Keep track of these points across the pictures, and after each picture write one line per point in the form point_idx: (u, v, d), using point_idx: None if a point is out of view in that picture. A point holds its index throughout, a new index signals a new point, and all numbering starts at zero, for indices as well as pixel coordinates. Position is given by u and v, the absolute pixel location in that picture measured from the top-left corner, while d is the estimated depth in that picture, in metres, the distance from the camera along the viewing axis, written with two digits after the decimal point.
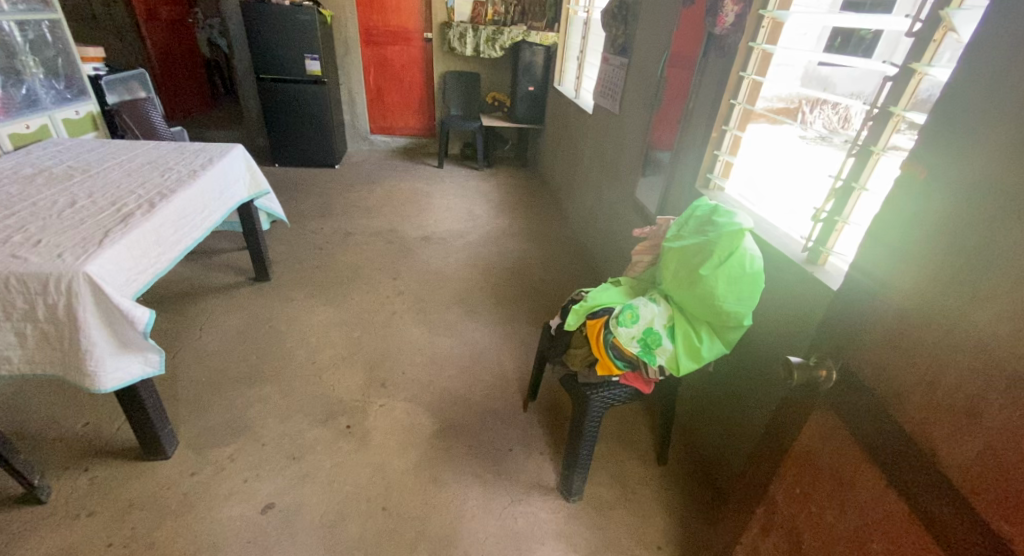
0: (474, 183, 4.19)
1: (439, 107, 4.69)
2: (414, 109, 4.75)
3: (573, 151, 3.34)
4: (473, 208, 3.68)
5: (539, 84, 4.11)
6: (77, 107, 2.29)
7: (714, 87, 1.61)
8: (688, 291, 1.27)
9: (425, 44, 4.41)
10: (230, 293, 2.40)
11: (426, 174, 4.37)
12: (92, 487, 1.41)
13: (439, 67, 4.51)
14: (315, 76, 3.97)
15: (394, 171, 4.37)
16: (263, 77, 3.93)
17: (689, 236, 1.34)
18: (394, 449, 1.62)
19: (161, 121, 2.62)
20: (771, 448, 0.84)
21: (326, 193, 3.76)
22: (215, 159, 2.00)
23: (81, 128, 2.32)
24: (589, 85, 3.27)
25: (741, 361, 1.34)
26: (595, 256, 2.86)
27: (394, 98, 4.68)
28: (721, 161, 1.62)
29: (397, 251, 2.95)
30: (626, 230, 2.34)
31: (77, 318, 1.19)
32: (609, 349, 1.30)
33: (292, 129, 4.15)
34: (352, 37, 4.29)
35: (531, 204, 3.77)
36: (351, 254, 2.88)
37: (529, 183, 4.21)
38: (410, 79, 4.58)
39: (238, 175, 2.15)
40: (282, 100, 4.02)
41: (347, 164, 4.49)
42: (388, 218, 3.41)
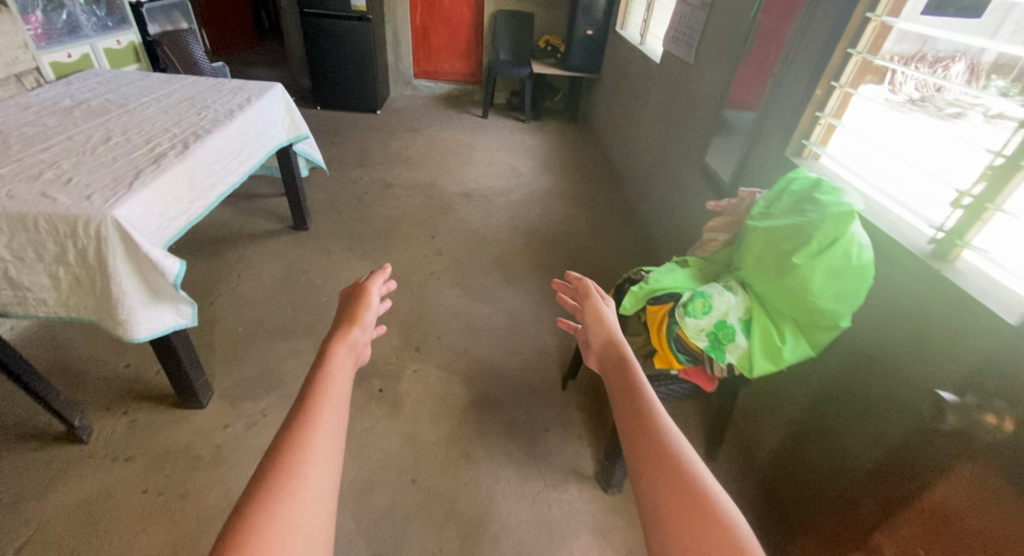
0: (519, 137, 3.97)
1: (488, 51, 4.40)
2: (461, 52, 4.48)
3: (633, 105, 3.05)
4: (517, 165, 3.48)
5: (598, 28, 3.75)
6: (118, 36, 2.18)
7: (825, 33, 1.34)
8: (773, 281, 1.10)
9: None
10: (268, 241, 2.37)
11: (470, 124, 4.16)
12: (131, 430, 1.41)
13: (490, 6, 4.19)
14: (360, 12, 3.75)
15: (437, 120, 4.18)
16: (307, 11, 3.74)
17: (781, 216, 1.14)
18: (427, 418, 1.56)
19: (201, 56, 2.58)
20: (913, 484, 0.83)
21: (368, 140, 3.64)
22: (252, 98, 1.89)
23: (124, 59, 2.24)
24: (657, 30, 2.94)
25: (827, 364, 1.17)
26: (649, 225, 2.65)
27: (441, 39, 4.41)
28: (822, 125, 1.39)
29: (436, 206, 2.84)
30: (691, 199, 2.12)
31: (108, 266, 1.13)
32: (672, 341, 1.14)
33: (334, 70, 3.99)
34: None
35: (579, 162, 3.54)
36: (391, 207, 2.78)
37: (579, 139, 3.94)
38: (459, 18, 4.29)
39: (277, 116, 2.04)
40: (325, 37, 3.84)
41: (389, 110, 4.33)
42: (428, 172, 3.28)
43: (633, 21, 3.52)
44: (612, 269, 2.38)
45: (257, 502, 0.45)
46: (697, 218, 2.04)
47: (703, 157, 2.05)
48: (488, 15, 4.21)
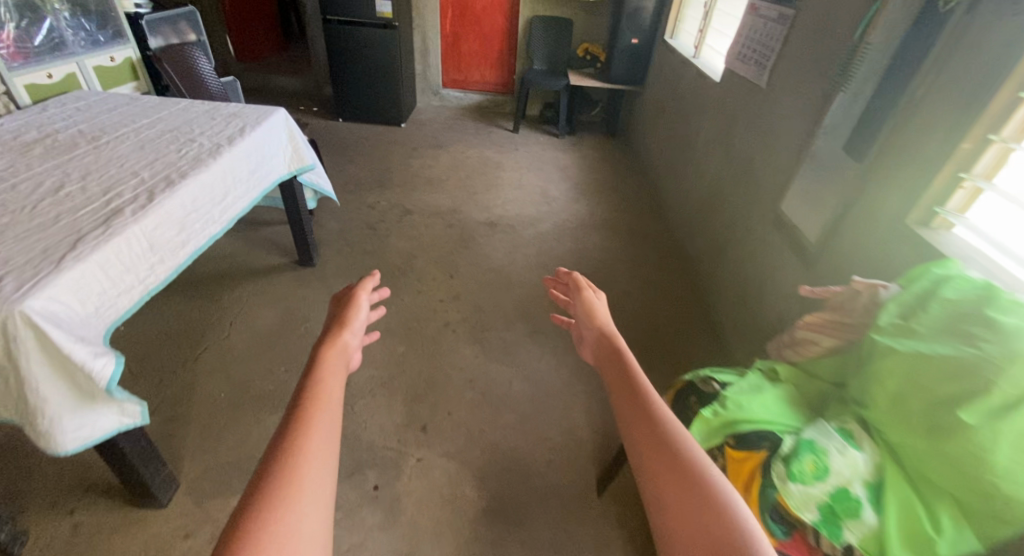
0: (552, 154, 3.66)
1: (521, 60, 4.10)
2: (493, 60, 4.19)
3: (684, 127, 2.68)
4: (548, 189, 3.17)
5: (644, 36, 3.39)
6: (112, 51, 1.98)
7: (982, 67, 0.98)
8: (926, 438, 0.74)
9: None
10: (269, 280, 2.14)
11: (499, 140, 3.88)
12: (73, 539, 1.17)
13: (526, 11, 3.87)
14: (386, 19, 3.51)
15: (464, 135, 3.92)
16: (329, 18, 3.52)
17: (932, 336, 0.79)
18: (428, 531, 1.27)
19: (208, 70, 2.36)
20: None
21: (388, 159, 3.41)
22: (246, 128, 1.64)
23: (120, 77, 2.04)
24: (715, 41, 2.57)
25: None
26: (699, 268, 2.30)
27: (472, 47, 4.13)
28: (966, 187, 1.04)
29: (457, 239, 2.57)
30: (760, 251, 1.76)
31: (20, 371, 0.86)
32: (765, 508, 0.78)
33: (357, 81, 3.78)
34: None
35: (617, 186, 3.21)
36: (408, 240, 2.53)
37: (617, 158, 3.60)
38: (491, 25, 4.00)
39: (277, 146, 1.79)
40: (348, 46, 3.62)
41: (413, 122, 4.09)
42: (450, 197, 3.01)
43: (685, 29, 3.15)
44: (655, 324, 2.05)
45: (251, 511, 0.36)
46: (768, 275, 1.68)
47: (776, 203, 1.69)
48: (523, 21, 3.89)
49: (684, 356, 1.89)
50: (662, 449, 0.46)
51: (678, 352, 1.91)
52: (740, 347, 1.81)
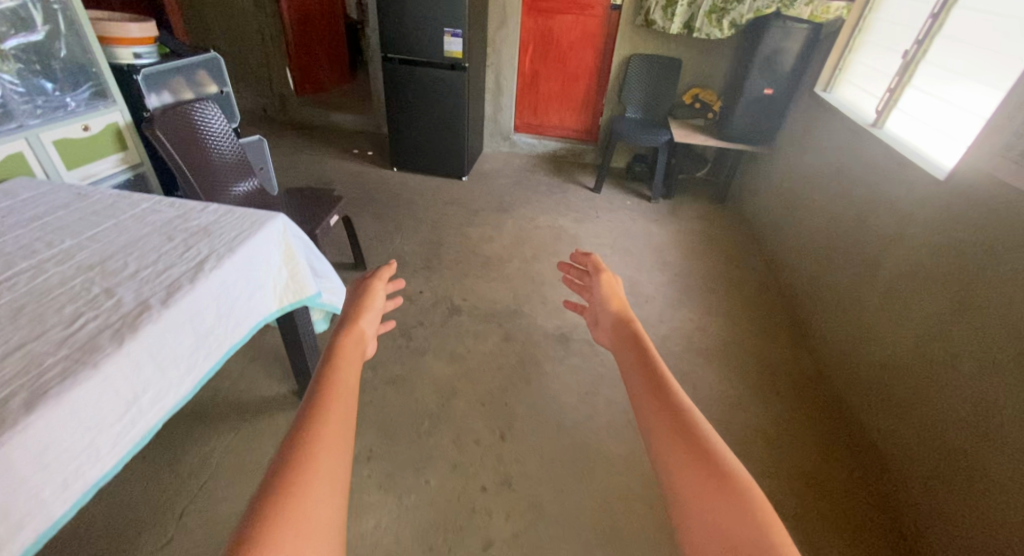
0: (643, 227, 2.92)
1: (611, 104, 3.40)
2: (576, 103, 3.52)
3: (858, 226, 1.86)
4: (639, 281, 2.43)
5: (784, 85, 2.58)
6: (88, 119, 1.52)
7: None
8: None
9: (610, 12, 3.10)
10: (256, 427, 1.56)
11: (577, 202, 3.19)
12: None
13: (623, 49, 3.17)
14: (454, 59, 2.94)
15: (535, 194, 3.27)
16: (391, 57, 3.01)
17: None
18: None
19: (213, 133, 1.88)
20: None
21: (441, 226, 2.82)
22: (208, 264, 1.06)
23: (98, 149, 1.58)
24: (921, 107, 1.74)
25: None
26: (835, 372, 1.84)
27: (552, 88, 3.49)
28: None
29: (517, 364, 1.90)
30: (927, 349, 1.43)
31: None
32: None
33: (416, 127, 3.24)
34: (511, 4, 3.14)
35: (733, 283, 2.41)
36: (451, 361, 1.89)
37: (730, 237, 2.78)
38: (579, 64, 3.33)
39: (260, 276, 1.20)
40: (409, 88, 3.09)
41: (477, 173, 3.50)
42: (511, 287, 2.34)
43: (849, 79, 2.30)
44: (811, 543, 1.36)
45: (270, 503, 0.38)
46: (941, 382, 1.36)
47: (951, 299, 1.38)
48: (618, 59, 3.19)
49: (823, 486, 1.49)
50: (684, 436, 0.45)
51: (805, 460, 1.58)
52: (894, 454, 1.49)
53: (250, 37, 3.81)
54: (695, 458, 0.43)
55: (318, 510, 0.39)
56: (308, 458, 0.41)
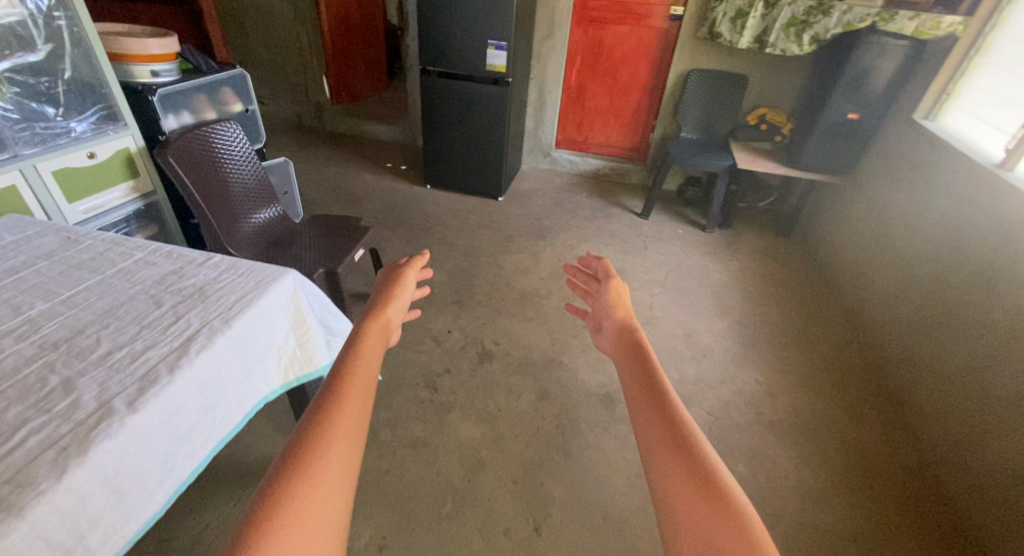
0: (698, 262, 2.62)
1: (663, 123, 3.12)
2: (624, 120, 3.25)
3: (987, 293, 1.54)
4: (694, 329, 2.14)
5: (872, 109, 2.25)
6: (94, 145, 1.38)
7: None
8: None
9: (669, 23, 2.83)
10: None
11: (623, 230, 2.92)
12: None
13: (681, 63, 2.88)
14: (497, 73, 2.73)
15: (577, 218, 3.02)
16: (429, 69, 2.82)
17: None
18: None
19: (232, 156, 1.72)
20: None
21: (473, 254, 2.61)
22: (198, 345, 0.87)
23: (106, 177, 1.44)
24: None
25: None
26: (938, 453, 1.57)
27: (599, 103, 3.23)
28: None
29: (555, 430, 1.66)
30: (999, 387, 1.40)
31: None
32: None
33: (452, 144, 3.04)
34: (560, 13, 2.91)
35: (806, 337, 2.10)
36: (480, 422, 1.67)
37: (799, 279, 2.46)
38: (631, 78, 3.07)
39: (262, 349, 1.00)
40: (446, 103, 2.90)
41: (514, 193, 3.27)
42: (549, 330, 2.11)
43: (966, 108, 1.94)
44: None
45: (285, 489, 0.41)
46: (994, 391, 1.42)
47: None
48: (675, 74, 2.91)
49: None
50: (670, 435, 0.50)
51: (862, 473, 1.56)
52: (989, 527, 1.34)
53: (288, 45, 3.71)
54: (682, 463, 0.48)
55: (334, 477, 0.43)
56: (328, 432, 0.45)
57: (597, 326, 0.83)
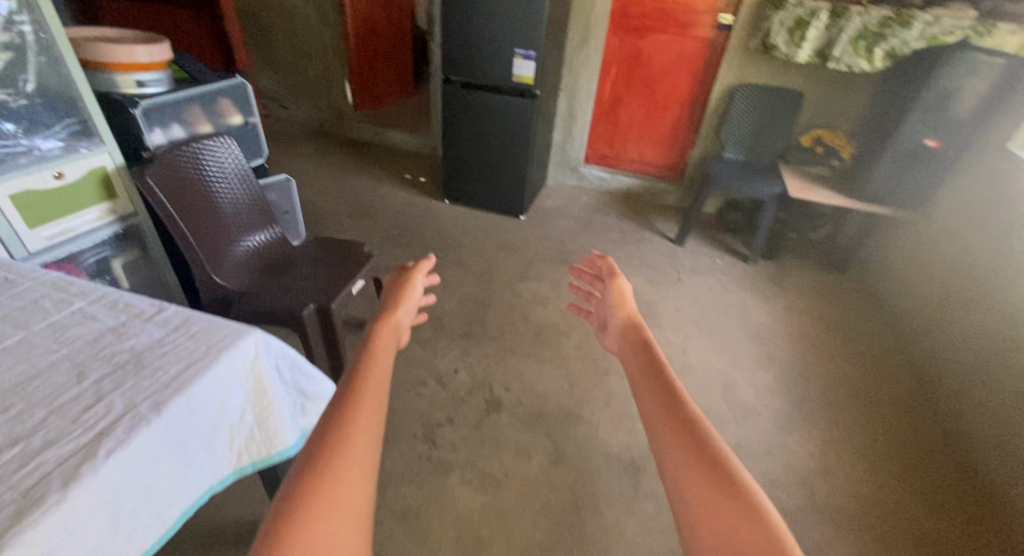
0: (739, 299, 2.34)
1: (704, 141, 2.85)
2: (660, 136, 3.00)
3: None
4: (735, 382, 1.88)
5: (956, 136, 1.94)
6: (61, 165, 1.22)
7: None
8: None
9: (716, 32, 2.57)
10: None
11: (655, 257, 2.65)
12: None
13: (728, 77, 2.61)
14: (524, 84, 2.52)
15: (604, 242, 2.77)
16: (452, 78, 2.63)
17: None
18: None
19: (220, 174, 1.55)
20: None
21: (489, 280, 2.40)
22: (112, 445, 0.67)
23: (77, 199, 1.29)
24: None
25: None
26: None
27: (634, 117, 2.98)
28: None
29: (568, 503, 1.43)
30: None
31: None
32: None
33: (474, 157, 2.85)
34: (596, 20, 2.68)
35: (866, 400, 1.81)
36: (483, 489, 1.45)
37: (856, 326, 2.16)
38: (670, 91, 2.82)
39: (206, 435, 0.81)
40: (469, 114, 2.70)
41: (537, 211, 3.05)
42: (566, 375, 1.88)
43: None
44: None
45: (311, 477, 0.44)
46: None
47: None
48: (721, 87, 2.64)
49: None
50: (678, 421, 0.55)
51: None
52: None
53: (311, 48, 3.59)
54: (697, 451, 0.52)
55: (358, 463, 0.47)
56: (349, 427, 0.49)
57: (602, 324, 0.94)
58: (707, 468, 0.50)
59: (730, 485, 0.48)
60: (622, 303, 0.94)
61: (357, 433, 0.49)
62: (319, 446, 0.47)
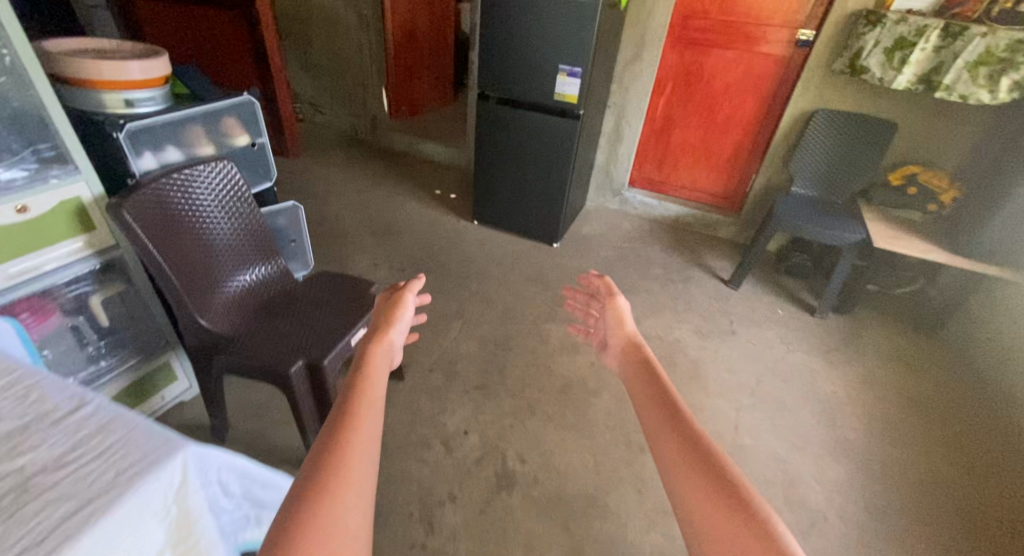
0: (800, 362, 2.00)
1: (768, 171, 2.51)
2: (716, 163, 2.68)
3: None
4: (798, 476, 1.55)
5: None
6: (24, 198, 1.08)
7: None
8: None
9: (794, 50, 2.23)
10: None
11: (702, 301, 2.33)
12: None
13: (803, 101, 2.27)
14: (566, 102, 2.27)
15: (645, 278, 2.48)
16: (488, 93, 2.41)
17: None
18: None
19: (210, 205, 1.38)
20: None
21: (512, 319, 2.16)
22: None
23: (45, 233, 1.15)
24: None
25: None
26: None
27: (688, 141, 2.68)
28: None
29: None
30: None
31: None
32: None
33: (507, 178, 2.62)
34: (652, 32, 2.39)
35: (971, 519, 1.45)
36: None
37: (951, 411, 1.79)
38: (732, 114, 2.50)
39: None
40: (504, 132, 2.47)
41: (572, 238, 2.79)
42: (593, 447, 1.61)
43: None
44: None
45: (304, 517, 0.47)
46: None
47: None
48: (796, 112, 2.29)
49: None
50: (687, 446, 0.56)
51: None
52: None
53: (348, 53, 3.46)
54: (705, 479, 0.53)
55: (349, 507, 0.49)
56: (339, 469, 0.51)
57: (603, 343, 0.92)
58: (717, 497, 0.51)
59: (746, 523, 0.48)
60: (622, 324, 0.90)
61: (346, 480, 0.51)
62: (310, 491, 0.49)
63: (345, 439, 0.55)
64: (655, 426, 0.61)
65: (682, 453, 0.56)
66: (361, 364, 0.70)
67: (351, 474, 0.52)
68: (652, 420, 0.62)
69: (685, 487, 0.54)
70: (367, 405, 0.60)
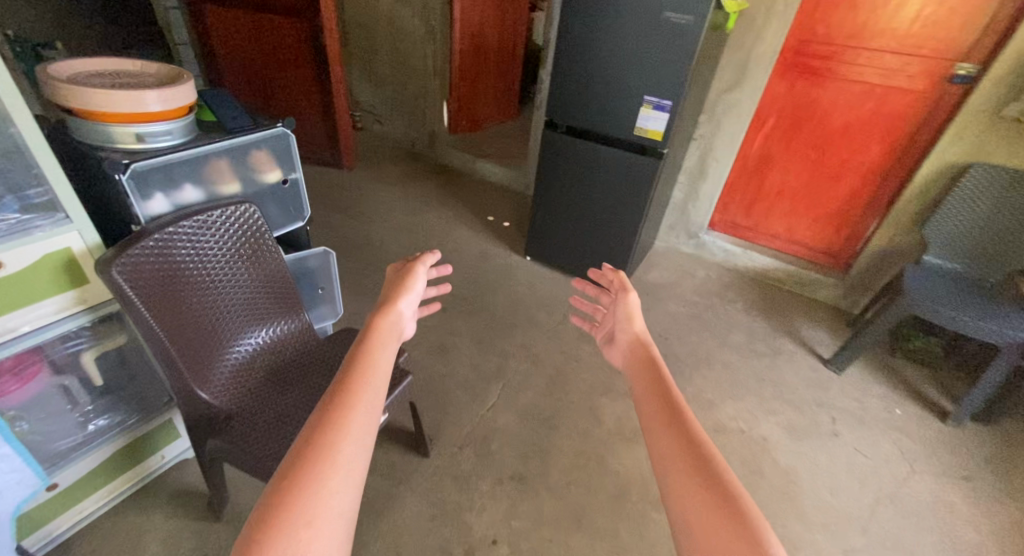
0: (927, 488, 1.56)
1: (890, 231, 2.05)
2: (821, 214, 2.25)
3: None
4: None
5: None
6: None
7: None
8: None
9: (946, 87, 1.78)
10: None
11: (795, 384, 1.92)
12: None
13: (951, 153, 1.81)
14: (649, 138, 1.94)
15: (723, 346, 2.09)
16: (556, 121, 2.11)
17: None
18: None
19: (219, 259, 1.17)
20: None
21: (561, 386, 1.85)
22: None
23: (25, 291, 0.98)
24: None
25: None
26: None
27: (787, 185, 2.26)
28: None
29: None
30: None
31: None
32: None
33: (569, 216, 2.32)
34: (760, 58, 2.00)
35: None
36: None
37: None
38: (848, 158, 2.07)
39: None
40: (572, 165, 2.17)
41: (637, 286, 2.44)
42: None
43: None
44: None
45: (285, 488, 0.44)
46: None
47: None
48: (938, 165, 1.84)
49: None
50: (681, 441, 0.52)
51: None
52: None
53: (413, 63, 3.28)
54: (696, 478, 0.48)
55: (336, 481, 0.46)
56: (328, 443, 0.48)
57: (609, 338, 0.81)
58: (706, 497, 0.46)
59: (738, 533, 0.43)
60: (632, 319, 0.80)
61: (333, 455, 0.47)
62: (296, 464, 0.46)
63: (337, 410, 0.51)
64: (650, 416, 0.56)
65: (676, 451, 0.51)
66: (366, 334, 0.66)
67: (345, 449, 0.48)
68: (647, 408, 0.57)
69: (674, 480, 0.49)
70: (371, 373, 0.57)
